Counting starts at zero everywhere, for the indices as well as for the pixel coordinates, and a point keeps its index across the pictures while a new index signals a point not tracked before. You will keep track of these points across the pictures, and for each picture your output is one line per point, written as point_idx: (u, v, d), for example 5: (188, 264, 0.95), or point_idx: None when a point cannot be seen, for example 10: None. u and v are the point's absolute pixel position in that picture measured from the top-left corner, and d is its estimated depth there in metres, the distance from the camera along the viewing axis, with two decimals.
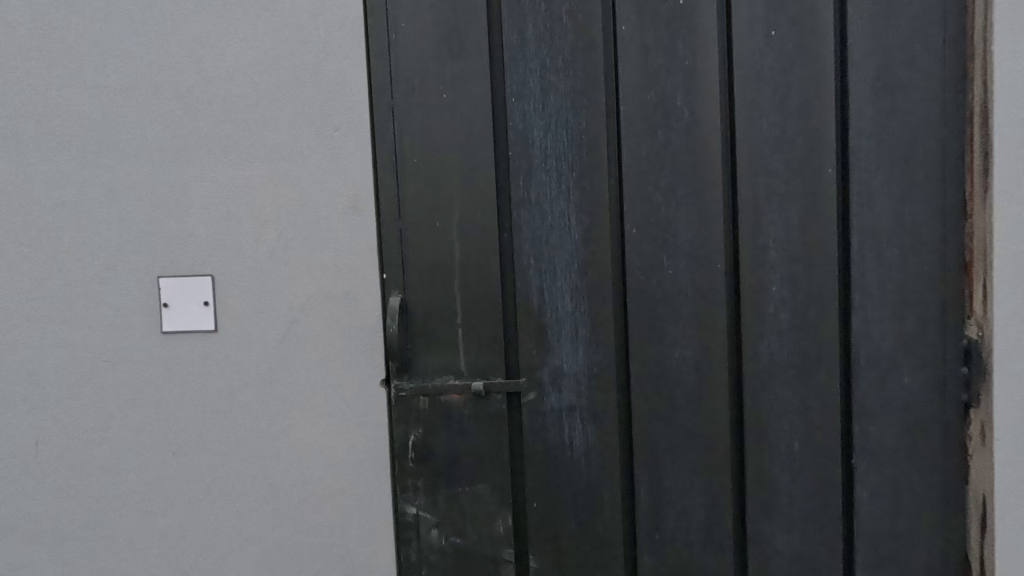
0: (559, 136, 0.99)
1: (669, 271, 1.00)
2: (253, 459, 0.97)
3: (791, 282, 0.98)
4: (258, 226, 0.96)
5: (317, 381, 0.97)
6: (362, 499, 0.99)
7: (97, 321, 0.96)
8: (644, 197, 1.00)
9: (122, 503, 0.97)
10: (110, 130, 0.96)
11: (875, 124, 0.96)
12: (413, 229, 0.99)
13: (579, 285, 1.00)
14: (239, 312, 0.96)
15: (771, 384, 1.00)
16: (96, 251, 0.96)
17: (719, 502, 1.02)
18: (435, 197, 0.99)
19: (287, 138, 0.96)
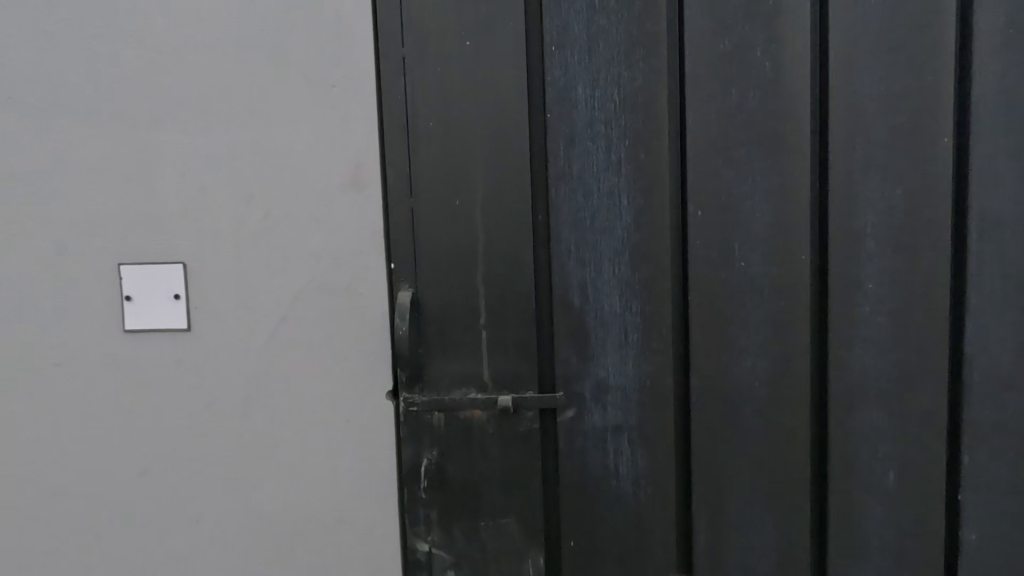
0: (607, 95, 0.79)
1: (741, 264, 0.79)
2: (230, 484, 0.79)
3: (890, 278, 0.77)
4: (240, 203, 0.78)
5: (309, 391, 0.80)
6: (362, 531, 0.82)
7: (32, 317, 0.77)
8: (716, 169, 0.79)
9: (74, 543, 0.79)
10: (54, 80, 0.77)
11: (1004, 78, 0.72)
12: (427, 207, 0.79)
13: (628, 280, 0.81)
14: (215, 308, 0.78)
15: (861, 407, 0.79)
16: (34, 230, 0.77)
17: (794, 552, 0.82)
18: (455, 168, 0.79)
19: (274, 95, 0.78)
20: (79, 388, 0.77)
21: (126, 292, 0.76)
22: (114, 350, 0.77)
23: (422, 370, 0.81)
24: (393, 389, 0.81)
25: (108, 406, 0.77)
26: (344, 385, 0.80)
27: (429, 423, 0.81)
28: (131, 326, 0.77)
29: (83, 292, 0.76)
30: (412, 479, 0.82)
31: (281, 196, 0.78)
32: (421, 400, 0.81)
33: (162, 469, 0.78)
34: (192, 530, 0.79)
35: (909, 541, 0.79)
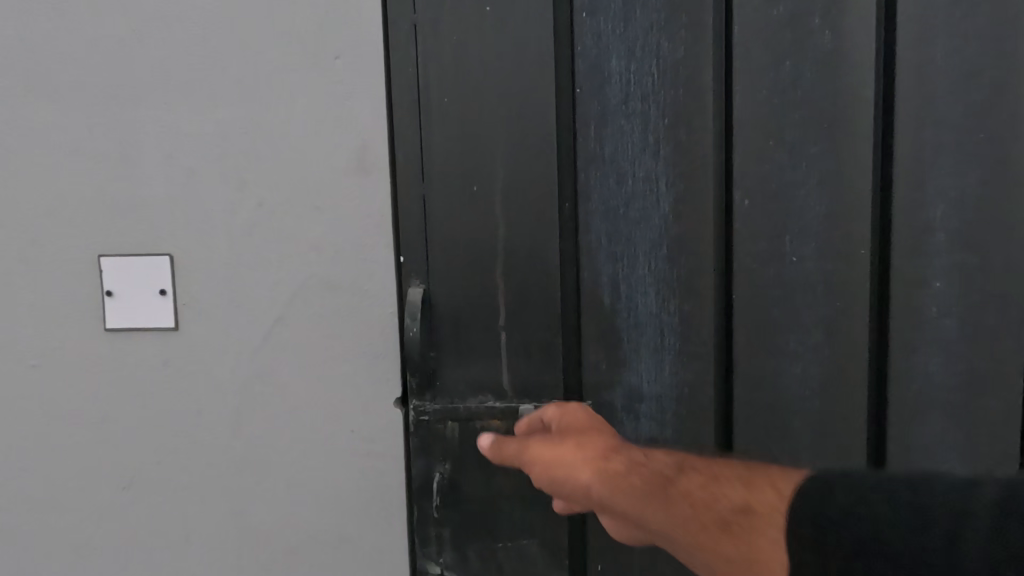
0: (644, 67, 0.69)
1: (792, 259, 0.69)
2: (223, 498, 0.72)
3: (959, 275, 0.68)
4: (231, 189, 0.70)
5: (309, 399, 0.72)
6: (365, 553, 0.74)
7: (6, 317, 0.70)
8: (771, 152, 0.68)
9: (53, 562, 0.72)
10: (22, 54, 0.68)
11: None
12: (441, 194, 0.70)
13: (666, 277, 0.71)
14: (206, 306, 0.70)
15: (922, 418, 0.70)
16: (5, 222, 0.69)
17: None
18: (473, 152, 0.70)
19: (270, 70, 0.69)
20: (58, 391, 0.70)
21: (107, 286, 0.69)
22: (95, 350, 0.70)
23: (437, 375, 0.73)
24: (402, 397, 0.73)
25: (89, 412, 0.70)
26: (346, 392, 0.72)
27: (442, 434, 0.72)
28: (113, 324, 0.69)
29: (62, 289, 0.69)
30: (422, 496, 0.73)
31: (277, 181, 0.70)
32: (433, 407, 0.72)
33: (146, 482, 0.71)
34: (181, 547, 0.72)
35: None
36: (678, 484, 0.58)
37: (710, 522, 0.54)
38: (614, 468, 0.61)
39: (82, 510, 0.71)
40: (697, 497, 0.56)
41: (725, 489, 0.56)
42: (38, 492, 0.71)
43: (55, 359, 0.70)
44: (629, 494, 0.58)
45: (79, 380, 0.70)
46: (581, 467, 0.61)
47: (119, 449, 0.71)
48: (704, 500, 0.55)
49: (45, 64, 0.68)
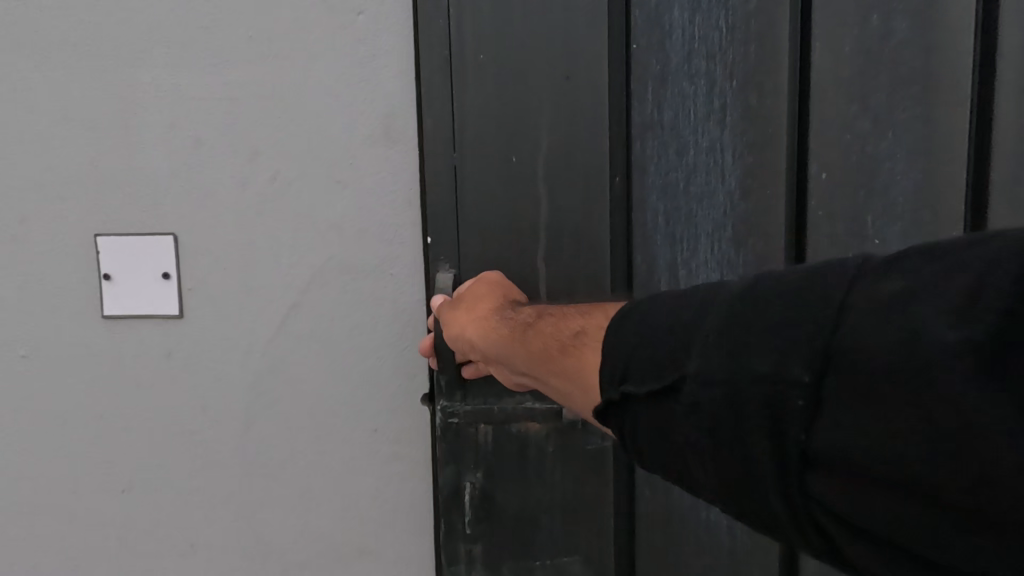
0: (711, 19, 0.59)
1: (874, 243, 0.59)
2: (233, 504, 0.65)
3: None
4: (240, 161, 0.62)
5: (325, 397, 0.65)
6: (387, 566, 0.67)
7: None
8: (859, 116, 0.58)
9: (52, 569, 0.66)
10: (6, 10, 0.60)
11: None
12: (474, 163, 0.60)
13: (733, 264, 0.61)
14: (213, 293, 0.63)
15: None
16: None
17: None
18: (511, 116, 0.59)
19: (281, 26, 0.60)
20: (53, 385, 0.63)
21: (105, 269, 0.62)
22: (94, 340, 0.63)
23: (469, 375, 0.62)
24: (429, 394, 0.63)
25: (88, 408, 0.64)
26: (369, 388, 0.64)
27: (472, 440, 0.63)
28: (113, 311, 0.62)
29: (57, 273, 0.62)
30: (449, 505, 0.64)
31: (291, 151, 0.62)
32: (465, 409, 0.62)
33: (149, 484, 0.65)
34: (187, 556, 0.66)
35: None
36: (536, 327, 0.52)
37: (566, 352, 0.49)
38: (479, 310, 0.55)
39: (80, 515, 0.65)
40: (548, 331, 0.51)
41: (571, 318, 0.50)
42: (35, 495, 0.65)
43: (50, 350, 0.63)
44: (499, 339, 0.53)
45: (75, 372, 0.63)
46: (447, 309, 0.56)
47: (121, 448, 0.64)
48: (553, 330, 0.50)
49: (32, 21, 0.61)
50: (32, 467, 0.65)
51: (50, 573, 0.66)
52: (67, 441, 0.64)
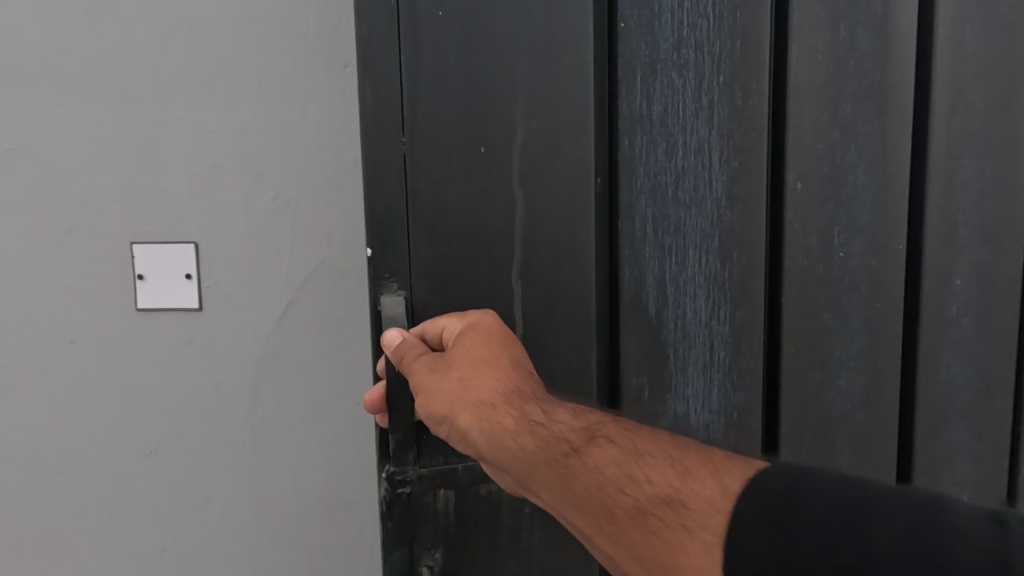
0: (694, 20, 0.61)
1: (840, 253, 0.66)
2: (243, 465, 0.79)
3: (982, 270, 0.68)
4: (248, 183, 0.76)
5: (318, 377, 0.78)
6: (370, 514, 0.81)
7: (43, 301, 0.74)
8: (821, 131, 0.64)
9: (86, 530, 0.78)
10: (54, 59, 0.72)
11: None
12: (431, 155, 0.57)
13: (716, 280, 0.64)
14: (227, 290, 0.77)
15: (948, 421, 0.70)
16: (40, 215, 0.73)
17: None
18: (478, 110, 0.57)
19: (286, 75, 0.75)
20: (91, 368, 0.75)
21: (139, 271, 0.75)
22: (124, 332, 0.75)
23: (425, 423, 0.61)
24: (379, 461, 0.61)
25: (121, 388, 0.76)
26: (354, 368, 0.79)
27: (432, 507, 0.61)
28: (145, 305, 0.76)
29: (95, 274, 0.75)
30: None
31: (292, 174, 0.76)
32: (419, 472, 0.61)
33: (173, 451, 0.78)
34: (202, 512, 0.79)
35: None
36: (589, 461, 0.53)
37: (623, 515, 0.51)
38: (502, 423, 0.54)
39: (114, 480, 0.77)
40: (606, 476, 0.52)
41: (633, 466, 0.52)
42: (70, 466, 0.76)
43: (89, 341, 0.75)
44: (520, 457, 0.54)
45: (112, 358, 0.75)
46: (446, 395, 0.54)
47: (149, 422, 0.77)
48: (612, 483, 0.52)
49: (73, 63, 0.72)
50: (73, 440, 0.76)
51: (85, 532, 0.77)
52: (104, 416, 0.76)
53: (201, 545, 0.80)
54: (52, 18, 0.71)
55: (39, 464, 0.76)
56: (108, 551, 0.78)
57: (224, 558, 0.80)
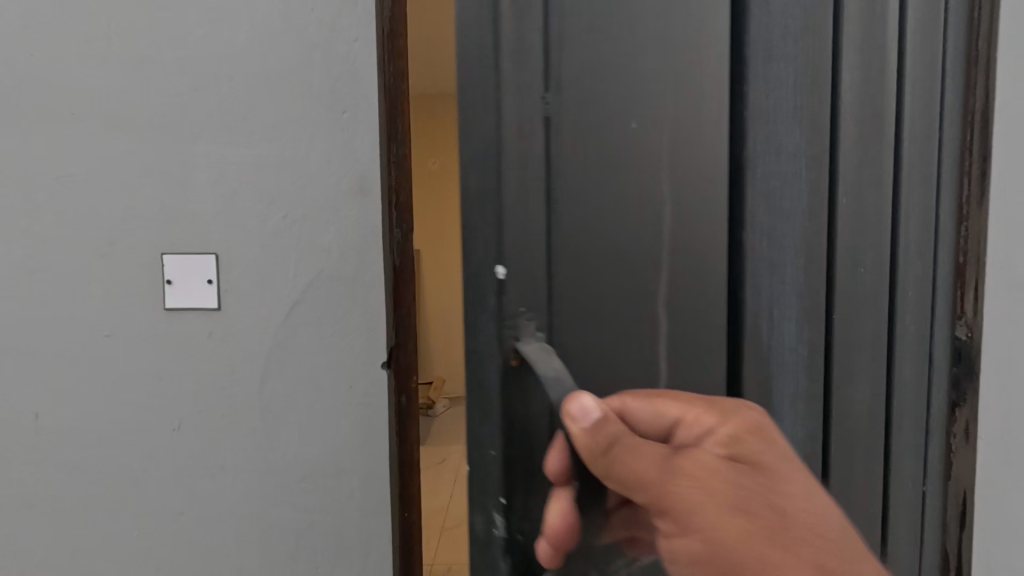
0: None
1: None
2: (252, 438, 0.96)
3: None
4: (262, 206, 0.93)
5: (319, 365, 0.95)
6: (360, 480, 0.97)
7: (94, 295, 0.93)
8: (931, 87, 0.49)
9: (121, 483, 0.95)
10: (112, 104, 0.91)
11: None
12: (569, 116, 0.43)
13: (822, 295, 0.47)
14: (242, 293, 0.94)
15: None
16: (94, 227, 0.92)
17: None
18: (619, 36, 0.43)
19: (295, 118, 0.92)
20: (130, 352, 0.94)
21: (168, 276, 0.93)
22: (156, 326, 0.93)
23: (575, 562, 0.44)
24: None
25: (153, 370, 0.94)
26: (348, 358, 0.95)
27: None
28: (172, 304, 0.93)
29: (134, 277, 0.93)
30: None
31: (298, 198, 0.93)
32: None
33: (192, 422, 0.95)
34: (214, 475, 0.96)
35: None
36: None
37: None
38: None
39: (147, 442, 0.95)
40: None
41: None
42: (111, 428, 0.95)
43: (128, 331, 0.93)
44: None
45: (147, 344, 0.94)
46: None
47: (174, 400, 0.94)
48: None
49: (122, 108, 0.91)
50: (115, 408, 0.94)
51: (119, 483, 0.95)
52: (140, 391, 0.94)
53: (216, 506, 0.96)
54: (109, 75, 0.90)
55: (87, 427, 0.94)
56: (138, 500, 0.96)
57: (234, 513, 0.97)
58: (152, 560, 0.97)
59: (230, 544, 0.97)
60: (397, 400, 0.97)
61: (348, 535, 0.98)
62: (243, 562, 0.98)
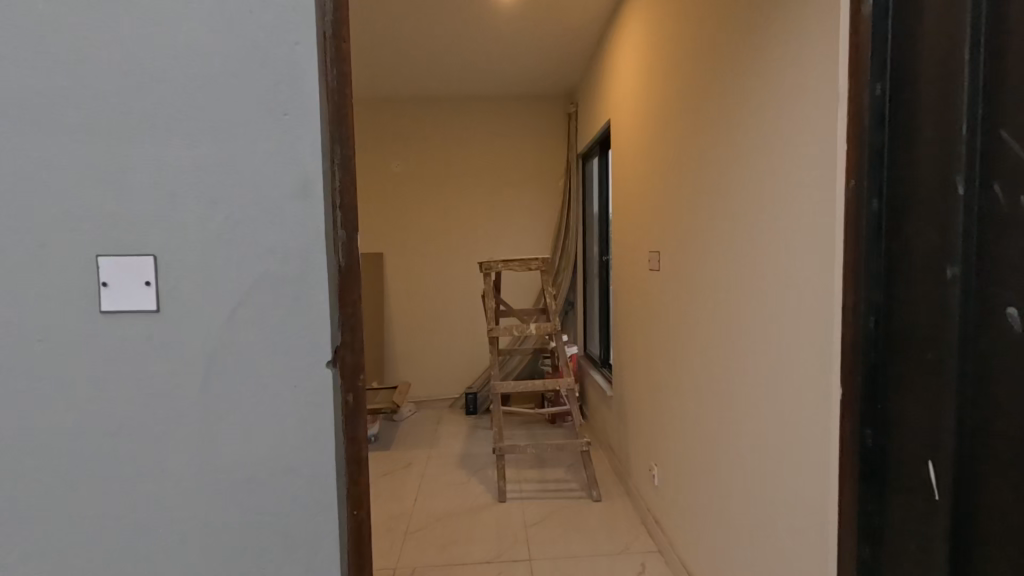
0: (879, 111, 0.88)
1: None
2: (194, 440, 0.95)
3: (915, 255, 0.82)
4: (202, 206, 0.92)
5: (265, 367, 0.95)
6: (306, 480, 0.97)
7: (28, 298, 0.91)
8: (853, 213, 0.93)
9: (58, 488, 0.94)
10: (45, 104, 0.89)
11: (879, 98, 0.87)
12: None
13: None
14: (182, 294, 0.93)
15: (913, 376, 0.83)
16: (25, 228, 0.90)
17: (914, 520, 0.84)
18: None
19: (237, 118, 0.91)
20: (65, 355, 0.92)
21: (103, 279, 0.91)
22: (91, 329, 0.92)
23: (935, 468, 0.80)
24: None
25: (90, 373, 0.93)
26: (292, 358, 0.95)
27: None
28: (108, 307, 0.92)
29: (69, 279, 0.91)
30: None
31: (239, 199, 0.92)
32: None
33: (132, 425, 0.94)
34: (156, 478, 0.95)
35: (896, 490, 0.87)
36: None
37: None
38: None
39: (84, 447, 0.94)
40: None
41: None
42: (46, 433, 0.93)
43: (63, 333, 0.92)
44: None
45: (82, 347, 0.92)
46: None
47: (113, 403, 0.93)
48: None
49: (56, 110, 0.89)
50: (50, 414, 0.93)
51: (56, 489, 0.94)
52: (77, 396, 0.93)
53: (160, 510, 0.95)
54: (41, 77, 0.89)
55: (21, 432, 0.92)
56: (76, 506, 0.94)
57: (180, 515, 0.96)
58: (93, 567, 0.95)
59: (174, 547, 0.96)
60: (344, 398, 0.98)
61: (295, 535, 0.97)
62: (187, 565, 0.96)
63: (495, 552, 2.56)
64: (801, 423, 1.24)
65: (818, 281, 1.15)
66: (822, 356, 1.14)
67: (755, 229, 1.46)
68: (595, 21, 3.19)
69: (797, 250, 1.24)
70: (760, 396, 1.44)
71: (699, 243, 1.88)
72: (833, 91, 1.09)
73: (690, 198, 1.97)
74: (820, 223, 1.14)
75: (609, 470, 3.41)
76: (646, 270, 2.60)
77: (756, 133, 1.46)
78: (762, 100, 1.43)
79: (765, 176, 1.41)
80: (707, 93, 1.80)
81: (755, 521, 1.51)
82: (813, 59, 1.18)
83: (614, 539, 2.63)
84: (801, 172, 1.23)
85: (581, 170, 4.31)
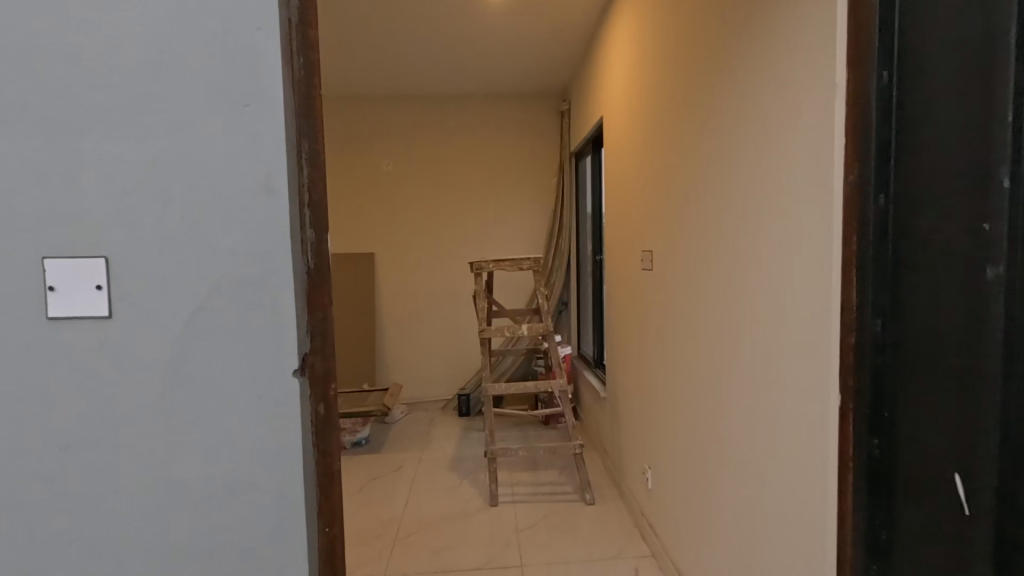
0: (885, 100, 0.82)
1: None
2: (152, 453, 0.89)
3: (935, 252, 0.75)
4: (157, 204, 0.86)
5: (227, 376, 0.89)
6: (273, 495, 0.91)
7: None
8: (858, 209, 0.87)
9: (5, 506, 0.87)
10: None
11: (888, 84, 0.81)
12: None
13: None
14: (136, 299, 0.87)
15: (936, 382, 0.76)
16: None
17: (931, 535, 0.78)
18: None
19: (194, 111, 0.85)
20: (9, 365, 0.86)
21: (50, 283, 0.85)
22: (39, 337, 0.86)
23: (949, 488, 0.74)
24: None
25: (38, 383, 0.86)
26: (256, 365, 0.89)
27: None
28: (55, 314, 0.86)
29: (14, 282, 0.85)
30: None
31: (198, 196, 0.86)
32: None
33: (84, 439, 0.88)
34: (111, 494, 0.89)
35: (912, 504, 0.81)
36: None
37: None
38: None
39: (32, 462, 0.87)
40: None
41: None
42: None
43: (7, 341, 0.85)
44: None
45: (29, 356, 0.86)
46: None
47: (64, 415, 0.87)
48: None
49: None
50: None
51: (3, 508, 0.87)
52: (23, 408, 0.86)
53: (117, 527, 0.89)
54: None
55: None
56: (25, 524, 0.88)
57: (139, 533, 0.90)
58: None
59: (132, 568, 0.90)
60: (314, 409, 0.92)
61: (262, 553, 0.91)
62: None
63: (486, 558, 2.50)
64: (797, 427, 1.19)
65: (815, 280, 1.10)
66: (819, 358, 1.09)
67: (749, 226, 1.41)
68: (586, 18, 3.13)
69: (792, 248, 1.19)
70: (755, 400, 1.39)
71: (692, 241, 1.83)
72: (830, 81, 1.04)
73: (682, 196, 1.92)
74: (818, 220, 1.09)
75: (603, 472, 3.36)
76: (638, 270, 2.55)
77: (749, 127, 1.41)
78: (757, 93, 1.37)
79: (759, 171, 1.36)
80: (700, 88, 1.74)
81: (750, 528, 1.46)
82: (809, 49, 1.12)
83: (607, 543, 2.58)
84: (797, 166, 1.18)
85: (574, 169, 4.26)
